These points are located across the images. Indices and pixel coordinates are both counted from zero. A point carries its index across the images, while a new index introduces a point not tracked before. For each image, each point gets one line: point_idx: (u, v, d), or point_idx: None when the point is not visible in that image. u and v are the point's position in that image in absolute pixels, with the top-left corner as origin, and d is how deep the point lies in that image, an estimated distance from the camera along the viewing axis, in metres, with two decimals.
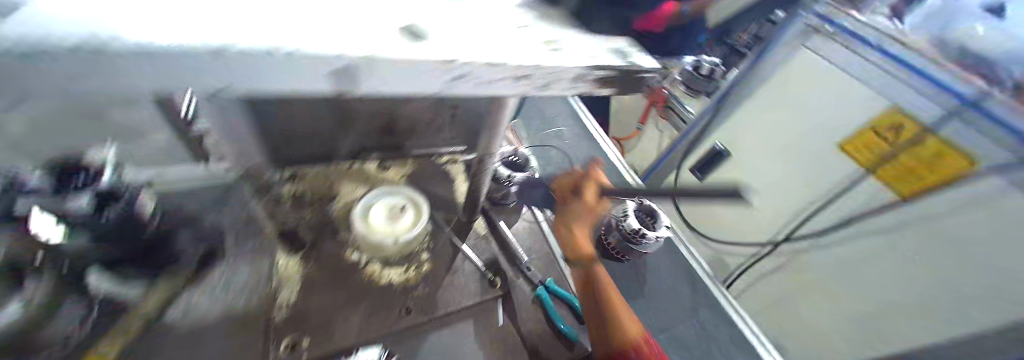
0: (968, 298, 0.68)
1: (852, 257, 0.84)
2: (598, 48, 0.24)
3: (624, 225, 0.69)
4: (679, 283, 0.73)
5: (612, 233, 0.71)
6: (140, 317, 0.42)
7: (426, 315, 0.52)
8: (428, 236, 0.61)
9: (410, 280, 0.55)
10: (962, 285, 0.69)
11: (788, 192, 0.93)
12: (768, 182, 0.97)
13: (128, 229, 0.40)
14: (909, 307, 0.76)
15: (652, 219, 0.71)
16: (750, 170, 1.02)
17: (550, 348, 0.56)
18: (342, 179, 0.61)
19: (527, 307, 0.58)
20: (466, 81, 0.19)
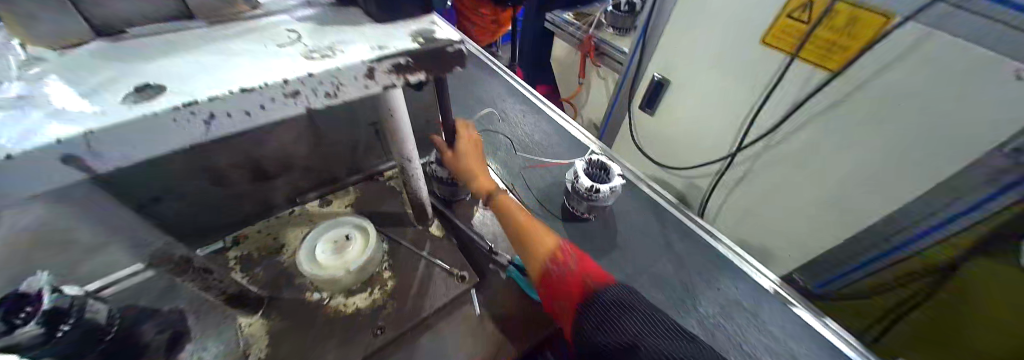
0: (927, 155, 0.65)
1: (801, 152, 0.81)
2: (376, 38, 0.25)
3: (577, 187, 0.66)
4: (650, 221, 0.73)
5: (573, 199, 0.69)
6: None
7: (402, 326, 0.51)
8: (388, 253, 0.59)
9: (377, 300, 0.53)
10: (923, 142, 0.64)
11: (734, 105, 0.89)
12: (708, 99, 0.94)
13: (89, 336, 0.34)
14: (862, 181, 0.74)
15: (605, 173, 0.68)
16: (689, 94, 0.98)
17: (532, 319, 0.56)
18: (284, 228, 0.60)
19: (502, 290, 0.59)
20: (220, 117, 0.20)
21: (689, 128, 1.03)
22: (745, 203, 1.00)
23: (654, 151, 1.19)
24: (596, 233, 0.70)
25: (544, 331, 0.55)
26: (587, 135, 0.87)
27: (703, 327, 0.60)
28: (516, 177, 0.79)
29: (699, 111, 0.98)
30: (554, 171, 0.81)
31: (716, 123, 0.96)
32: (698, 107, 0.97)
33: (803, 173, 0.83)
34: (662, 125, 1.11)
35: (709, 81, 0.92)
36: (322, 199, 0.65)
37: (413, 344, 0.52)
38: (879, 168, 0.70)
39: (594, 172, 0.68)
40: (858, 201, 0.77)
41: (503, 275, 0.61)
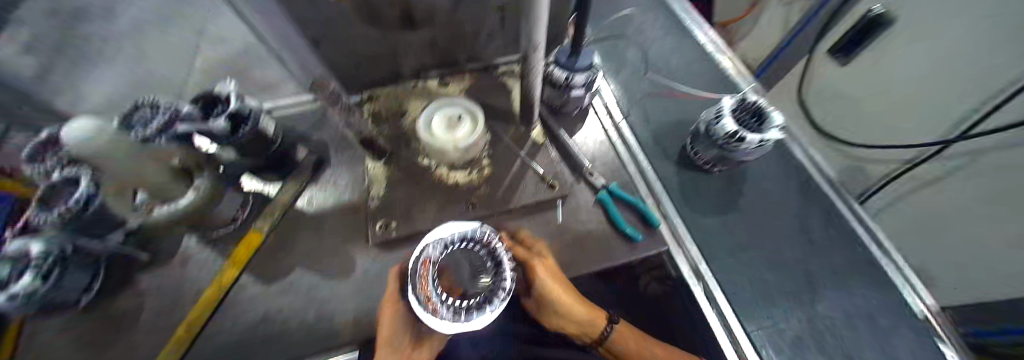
0: None
1: None
2: None
3: (715, 130, 0.54)
4: (791, 193, 0.61)
5: (700, 142, 0.58)
6: (282, 201, 0.53)
7: (493, 209, 0.54)
8: (489, 145, 0.60)
9: (474, 181, 0.56)
10: None
11: (962, 86, 0.62)
12: (931, 64, 0.65)
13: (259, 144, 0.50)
14: None
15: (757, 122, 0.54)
16: (911, 48, 0.68)
17: (614, 249, 0.51)
18: (408, 96, 0.64)
19: (586, 209, 0.55)
20: None
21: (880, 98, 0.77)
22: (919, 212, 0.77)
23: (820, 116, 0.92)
24: (717, 193, 0.60)
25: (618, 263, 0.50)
26: (744, 74, 0.72)
27: (806, 323, 0.52)
28: (640, 110, 0.69)
29: (908, 75, 0.70)
30: (687, 112, 0.68)
31: (921, 102, 0.69)
32: (911, 72, 0.69)
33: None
34: (843, 80, 0.84)
35: (932, 44, 0.64)
36: (441, 79, 0.66)
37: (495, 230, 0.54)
38: None
39: (742, 117, 0.54)
40: None
41: (593, 196, 0.56)
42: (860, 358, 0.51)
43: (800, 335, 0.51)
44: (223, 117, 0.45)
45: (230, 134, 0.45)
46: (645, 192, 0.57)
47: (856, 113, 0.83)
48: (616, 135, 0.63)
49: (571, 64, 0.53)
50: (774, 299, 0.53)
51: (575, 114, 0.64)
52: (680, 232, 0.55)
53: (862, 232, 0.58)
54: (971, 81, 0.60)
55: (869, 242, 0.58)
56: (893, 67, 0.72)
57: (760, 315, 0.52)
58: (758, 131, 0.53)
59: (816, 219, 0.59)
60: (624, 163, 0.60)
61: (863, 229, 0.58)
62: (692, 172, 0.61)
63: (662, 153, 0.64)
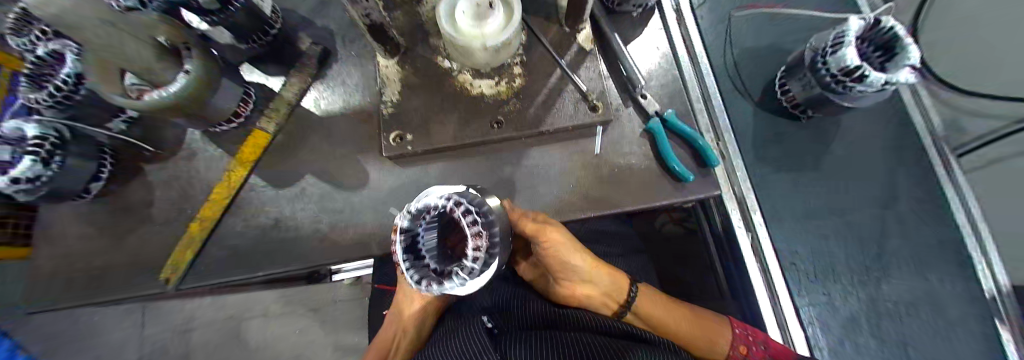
0: None
1: None
2: None
3: (823, 62, 0.38)
4: (882, 144, 0.50)
5: (798, 76, 0.43)
6: (283, 99, 0.47)
7: (522, 128, 0.46)
8: (523, 49, 0.48)
9: (503, 93, 0.47)
10: None
11: None
12: None
13: (255, 21, 0.41)
14: None
15: (882, 59, 0.41)
16: None
17: (656, 186, 0.45)
18: None
19: (631, 139, 0.47)
20: None
21: None
22: None
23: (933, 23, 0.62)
24: (794, 139, 0.50)
25: (660, 202, 0.44)
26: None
27: (862, 300, 0.49)
28: (719, 27, 0.54)
29: None
30: (782, 29, 0.52)
31: None
32: None
33: None
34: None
35: None
36: None
37: (522, 153, 0.47)
38: None
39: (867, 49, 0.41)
40: None
41: (642, 126, 0.47)
42: (909, 339, 0.48)
43: (854, 314, 0.49)
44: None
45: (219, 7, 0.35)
46: (707, 123, 0.47)
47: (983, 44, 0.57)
48: (684, 50, 0.50)
49: None
50: (838, 275, 0.50)
51: (635, 19, 0.51)
52: (738, 176, 0.47)
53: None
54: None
55: None
56: None
57: (815, 287, 0.50)
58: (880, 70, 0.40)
59: (904, 177, 0.49)
60: (688, 87, 0.48)
61: None
62: (770, 110, 0.49)
63: (736, 81, 0.51)
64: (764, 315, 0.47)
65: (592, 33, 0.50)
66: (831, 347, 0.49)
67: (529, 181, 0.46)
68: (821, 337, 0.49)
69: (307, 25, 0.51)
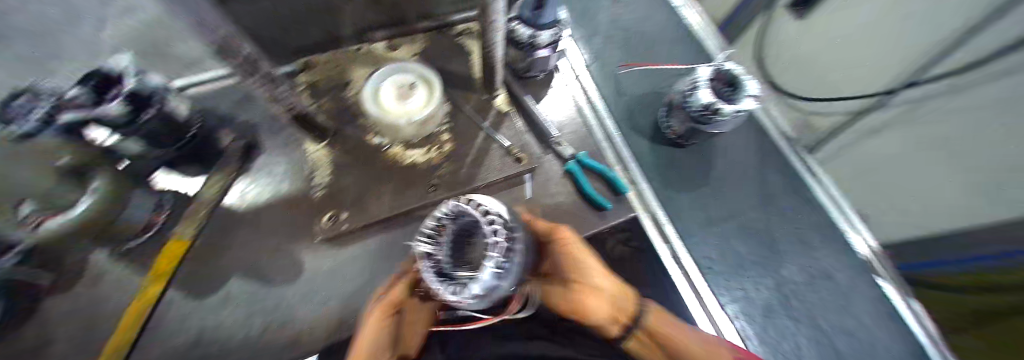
0: None
1: None
2: None
3: (690, 102, 0.50)
4: (751, 152, 0.62)
5: (676, 114, 0.55)
6: (205, 199, 0.45)
7: (455, 190, 0.49)
8: (448, 118, 0.54)
9: (433, 159, 0.51)
10: None
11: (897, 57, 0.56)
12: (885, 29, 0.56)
13: (172, 128, 0.40)
14: None
15: (730, 91, 0.50)
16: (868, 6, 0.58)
17: (582, 219, 0.50)
18: (349, 65, 0.55)
19: (555, 181, 0.53)
20: None
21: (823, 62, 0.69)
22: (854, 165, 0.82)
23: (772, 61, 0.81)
24: (686, 161, 0.59)
25: (588, 232, 0.49)
26: (709, 29, 0.67)
27: (773, 287, 0.56)
28: (611, 78, 0.64)
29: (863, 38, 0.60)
30: (659, 74, 0.64)
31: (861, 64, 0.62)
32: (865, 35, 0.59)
33: None
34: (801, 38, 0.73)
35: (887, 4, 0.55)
36: (389, 43, 0.57)
37: None
38: None
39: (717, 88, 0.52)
40: None
41: (562, 167, 0.53)
42: (818, 313, 0.56)
43: (771, 301, 0.56)
44: (123, 103, 0.33)
45: (132, 118, 0.34)
46: (614, 158, 0.55)
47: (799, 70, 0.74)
48: (586, 100, 0.59)
49: (534, 20, 0.48)
50: (745, 270, 0.56)
51: (540, 80, 0.60)
52: (648, 198, 0.54)
53: (812, 182, 0.62)
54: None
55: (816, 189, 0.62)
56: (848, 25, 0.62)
57: (732, 285, 0.55)
58: (729, 98, 0.49)
59: (774, 176, 0.61)
60: (592, 130, 0.57)
61: (811, 181, 0.62)
62: (661, 142, 0.60)
63: (631, 120, 0.61)
64: (698, 320, 0.52)
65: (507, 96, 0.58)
66: (759, 336, 0.54)
67: None
68: (748, 331, 0.54)
69: (228, 122, 0.51)
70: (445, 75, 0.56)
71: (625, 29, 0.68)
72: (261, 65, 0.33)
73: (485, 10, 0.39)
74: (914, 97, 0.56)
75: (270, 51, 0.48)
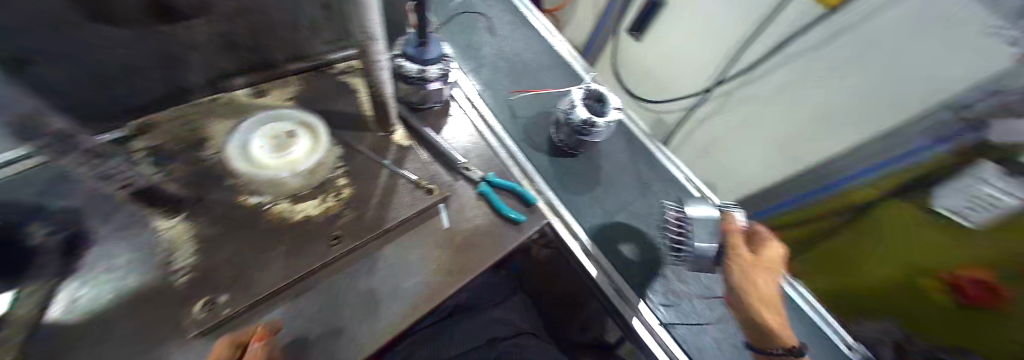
0: (873, 114, 0.65)
1: (771, 94, 0.81)
2: None
3: (572, 118, 0.59)
4: (628, 148, 0.73)
5: (563, 130, 0.63)
6: (11, 326, 0.33)
7: (361, 238, 0.45)
8: (342, 160, 0.50)
9: (330, 209, 0.46)
10: (878, 106, 0.64)
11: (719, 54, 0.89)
12: (721, 37, 0.87)
13: None
14: (811, 133, 0.76)
15: (601, 105, 0.61)
16: (686, 33, 0.95)
17: (500, 237, 0.52)
18: (200, 118, 0.47)
19: (470, 206, 0.53)
20: None
21: (676, 67, 1.03)
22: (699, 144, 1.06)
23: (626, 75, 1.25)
24: (579, 167, 0.67)
25: (507, 247, 0.50)
26: (572, 54, 0.79)
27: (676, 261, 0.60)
28: (504, 104, 0.69)
29: (701, 49, 0.93)
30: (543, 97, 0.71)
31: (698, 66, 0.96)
32: (704, 45, 0.92)
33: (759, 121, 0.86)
34: (631, 59, 1.18)
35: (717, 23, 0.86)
36: (254, 89, 0.50)
37: (373, 259, 0.45)
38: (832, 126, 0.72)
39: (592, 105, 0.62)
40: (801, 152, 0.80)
41: (475, 190, 0.54)
42: None
43: None
44: None
45: None
46: (520, 174, 0.60)
47: (659, 75, 1.10)
48: (484, 126, 0.62)
49: (421, 56, 0.48)
50: (647, 251, 0.60)
51: (438, 109, 0.61)
52: (555, 205, 0.60)
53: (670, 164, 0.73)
54: (765, 33, 0.77)
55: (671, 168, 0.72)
56: (681, 40, 0.97)
57: (640, 267, 0.59)
58: (601, 113, 0.60)
59: (644, 168, 0.71)
60: (496, 152, 0.60)
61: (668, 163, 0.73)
62: (557, 155, 0.66)
63: (528, 139, 0.66)
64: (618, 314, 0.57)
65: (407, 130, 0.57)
66: None
67: (388, 284, 0.44)
68: (664, 307, 0.56)
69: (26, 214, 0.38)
70: (331, 117, 0.52)
71: (506, 59, 0.75)
72: (79, 142, 0.30)
73: (364, 50, 0.38)
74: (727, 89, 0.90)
75: (79, 115, 0.38)
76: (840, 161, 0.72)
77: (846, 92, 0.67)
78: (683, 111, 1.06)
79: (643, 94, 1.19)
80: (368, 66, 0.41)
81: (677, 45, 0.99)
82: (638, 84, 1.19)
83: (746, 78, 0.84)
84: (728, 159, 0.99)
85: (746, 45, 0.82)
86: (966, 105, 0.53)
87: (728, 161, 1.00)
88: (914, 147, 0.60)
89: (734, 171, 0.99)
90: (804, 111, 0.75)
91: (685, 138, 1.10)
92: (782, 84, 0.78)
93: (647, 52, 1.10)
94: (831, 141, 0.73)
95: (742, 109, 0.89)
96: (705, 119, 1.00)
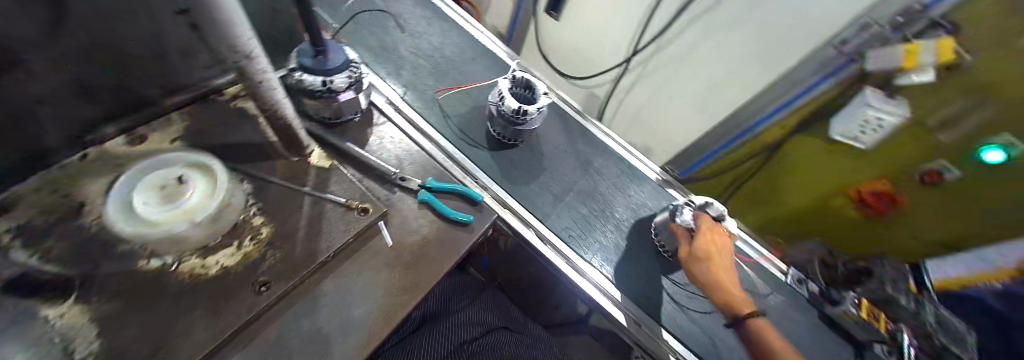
0: (761, 58, 0.82)
1: (680, 55, 0.95)
2: None
3: (503, 108, 0.58)
4: (559, 126, 0.75)
5: (499, 123, 0.62)
6: None
7: (295, 276, 0.40)
8: (254, 196, 0.44)
9: (250, 254, 0.40)
10: (763, 51, 0.81)
11: (630, 26, 1.02)
12: (629, 11, 0.99)
13: None
14: (717, 83, 0.92)
15: (528, 91, 0.62)
16: (598, 12, 1.07)
17: (452, 241, 0.50)
18: (71, 179, 0.38)
19: (412, 216, 0.51)
20: None
21: (597, 44, 1.15)
22: (632, 110, 1.20)
23: (553, 56, 1.34)
24: (520, 155, 0.67)
25: (462, 250, 0.49)
26: (496, 43, 0.79)
27: (618, 230, 0.66)
28: (432, 105, 0.66)
29: (614, 23, 1.05)
30: (472, 90, 0.70)
31: (616, 39, 1.08)
32: (616, 19, 1.04)
33: (676, 80, 1.01)
34: (555, 42, 1.28)
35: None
36: (129, 136, 0.42)
37: (313, 298, 0.42)
38: (733, 74, 0.88)
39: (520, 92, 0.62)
40: (713, 100, 0.96)
41: (415, 200, 0.52)
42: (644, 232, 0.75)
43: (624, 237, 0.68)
44: None
45: None
46: (461, 174, 0.59)
47: (584, 53, 1.21)
48: (415, 133, 0.60)
49: (321, 65, 0.44)
50: (592, 226, 0.65)
51: (357, 122, 0.56)
52: (503, 198, 0.61)
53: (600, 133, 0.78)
54: (665, 1, 0.89)
55: (601, 137, 0.78)
56: (595, 17, 1.09)
57: (589, 242, 0.63)
58: (531, 99, 0.61)
59: (580, 142, 0.74)
60: (432, 156, 0.59)
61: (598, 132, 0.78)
62: (497, 147, 0.65)
63: (466, 136, 0.64)
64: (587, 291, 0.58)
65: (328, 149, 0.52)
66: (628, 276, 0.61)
67: (335, 318, 0.41)
68: (615, 275, 0.61)
69: None
70: (230, 149, 0.45)
71: (424, 56, 0.71)
72: None
73: (243, 71, 0.33)
74: (645, 57, 1.03)
75: None
76: (749, 101, 0.89)
77: (737, 43, 0.84)
78: (611, 82, 1.19)
79: (574, 73, 1.30)
80: (255, 89, 0.35)
81: (592, 24, 1.11)
82: (565, 65, 1.31)
83: (657, 43, 0.97)
84: (657, 119, 1.14)
85: (649, 15, 0.95)
86: (844, 41, 0.70)
87: (658, 120, 1.15)
88: (809, 85, 0.78)
89: (664, 128, 1.15)
90: (709, 65, 0.91)
91: (620, 107, 1.23)
92: (686, 45, 0.92)
93: (567, 34, 1.21)
94: (736, 87, 0.90)
95: (658, 73, 1.03)
96: (631, 87, 1.14)
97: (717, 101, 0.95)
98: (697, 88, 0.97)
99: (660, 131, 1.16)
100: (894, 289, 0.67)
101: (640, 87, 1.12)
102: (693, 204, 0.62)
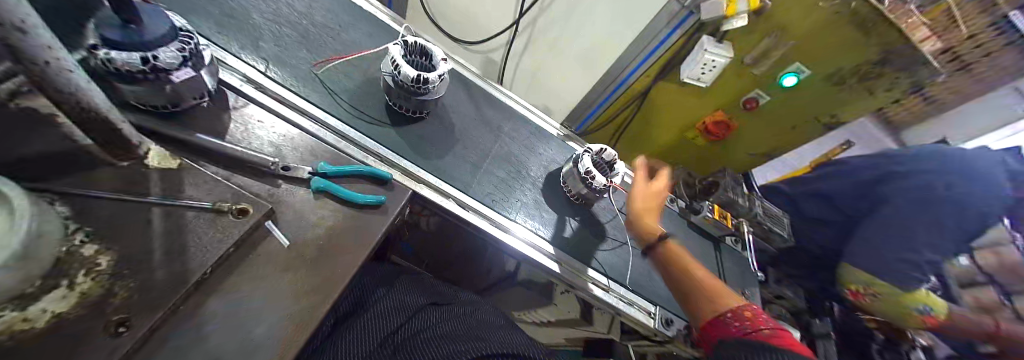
0: (625, 19, 1.02)
1: (566, 14, 1.10)
2: None
3: (401, 78, 0.54)
4: (459, 91, 0.74)
5: (400, 97, 0.58)
6: None
7: (166, 304, 0.33)
8: (76, 221, 0.32)
9: (86, 296, 0.30)
10: (623, 13, 1.02)
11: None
12: None
13: None
14: (597, 41, 1.12)
15: (427, 60, 0.59)
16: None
17: (363, 225, 0.48)
18: None
19: (309, 209, 0.46)
20: None
21: (487, 12, 1.23)
22: (528, 72, 1.36)
23: (447, 26, 1.35)
24: (425, 128, 0.65)
25: (380, 233, 0.48)
26: (378, 9, 0.75)
27: (535, 187, 0.71)
28: (311, 81, 0.59)
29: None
30: (359, 62, 0.65)
31: (505, 4, 1.17)
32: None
33: (563, 42, 1.19)
34: (447, 10, 1.30)
35: None
36: None
37: (196, 327, 0.34)
38: (606, 33, 1.08)
39: (415, 61, 0.58)
40: (592, 58, 1.18)
41: (311, 191, 0.48)
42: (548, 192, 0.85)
43: None
44: None
45: None
46: (362, 154, 0.55)
47: (475, 22, 1.28)
48: (291, 114, 0.53)
49: (135, 39, 0.37)
50: (508, 186, 0.68)
51: (205, 109, 0.47)
52: (413, 172, 0.58)
53: (499, 94, 0.82)
54: None
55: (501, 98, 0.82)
56: None
57: (511, 202, 0.67)
58: (430, 67, 0.59)
59: (482, 105, 0.76)
60: (319, 138, 0.53)
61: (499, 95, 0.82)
62: (399, 122, 0.62)
63: (361, 115, 0.60)
64: (511, 246, 0.61)
65: (166, 148, 0.42)
66: (544, 224, 0.68)
67: (231, 341, 0.35)
68: (535, 225, 0.66)
69: None
70: (3, 165, 0.31)
71: (286, 25, 0.62)
72: None
73: (14, 57, 0.24)
74: (534, 19, 1.17)
75: None
76: (624, 58, 1.08)
77: (606, 5, 1.02)
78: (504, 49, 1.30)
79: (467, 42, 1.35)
80: (41, 77, 0.26)
81: None
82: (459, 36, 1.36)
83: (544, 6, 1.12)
84: (551, 80, 1.34)
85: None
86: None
87: (552, 82, 1.34)
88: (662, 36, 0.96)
89: (556, 89, 1.36)
90: (588, 25, 1.09)
91: (517, 72, 1.38)
92: (567, 7, 1.09)
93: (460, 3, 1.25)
94: (612, 45, 1.10)
95: (548, 33, 1.19)
96: (525, 51, 1.29)
97: (597, 58, 1.16)
98: (581, 47, 1.16)
99: (556, 89, 1.36)
100: (733, 194, 0.91)
101: (535, 50, 1.27)
102: (591, 151, 0.70)
